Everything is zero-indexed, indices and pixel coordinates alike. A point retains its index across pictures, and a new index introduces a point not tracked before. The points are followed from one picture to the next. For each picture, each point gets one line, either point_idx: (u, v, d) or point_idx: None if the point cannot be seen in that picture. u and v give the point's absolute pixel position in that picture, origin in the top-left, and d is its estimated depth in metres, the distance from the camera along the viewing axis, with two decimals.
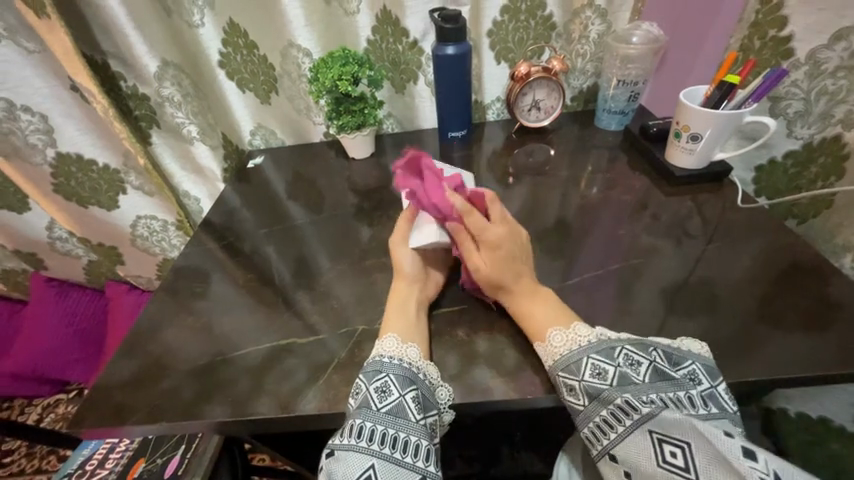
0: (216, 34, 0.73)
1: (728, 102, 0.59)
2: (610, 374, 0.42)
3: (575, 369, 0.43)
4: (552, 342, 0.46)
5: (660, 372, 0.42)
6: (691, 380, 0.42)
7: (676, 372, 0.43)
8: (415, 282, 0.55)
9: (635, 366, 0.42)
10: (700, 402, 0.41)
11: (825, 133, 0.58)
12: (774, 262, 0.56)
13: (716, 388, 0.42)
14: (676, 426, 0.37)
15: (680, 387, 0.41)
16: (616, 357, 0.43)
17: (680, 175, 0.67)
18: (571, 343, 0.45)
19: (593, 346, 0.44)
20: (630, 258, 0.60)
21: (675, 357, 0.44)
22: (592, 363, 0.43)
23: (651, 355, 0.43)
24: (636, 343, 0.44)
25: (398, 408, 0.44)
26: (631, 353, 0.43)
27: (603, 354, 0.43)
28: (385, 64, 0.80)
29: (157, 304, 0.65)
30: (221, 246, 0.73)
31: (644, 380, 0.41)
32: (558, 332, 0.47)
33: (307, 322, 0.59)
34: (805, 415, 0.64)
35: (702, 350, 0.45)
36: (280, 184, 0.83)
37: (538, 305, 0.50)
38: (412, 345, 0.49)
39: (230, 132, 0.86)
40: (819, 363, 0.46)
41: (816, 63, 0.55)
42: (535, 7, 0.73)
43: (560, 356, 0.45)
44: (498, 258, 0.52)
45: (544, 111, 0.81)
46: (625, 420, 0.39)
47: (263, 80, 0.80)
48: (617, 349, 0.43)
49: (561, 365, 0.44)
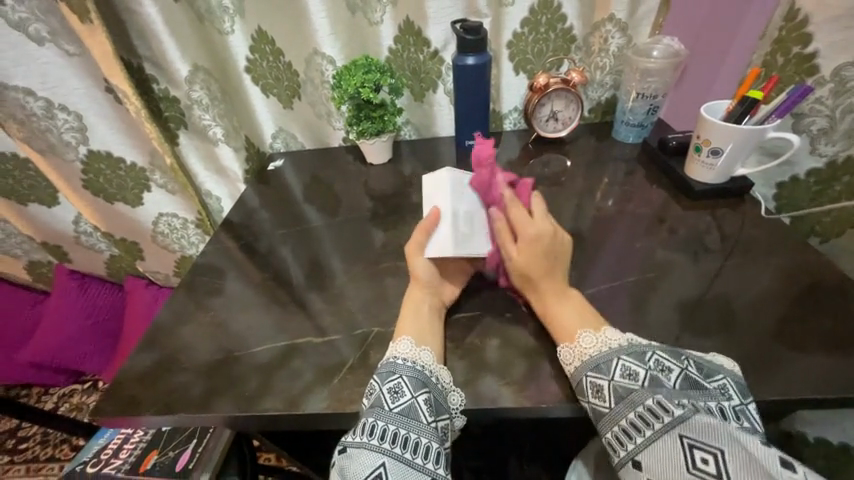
0: (244, 40, 0.76)
1: (750, 116, 0.59)
2: (641, 375, 0.42)
3: (605, 368, 0.43)
4: (581, 343, 0.46)
5: (691, 380, 0.41)
6: (722, 393, 0.41)
7: (708, 382, 0.42)
8: (430, 287, 0.56)
9: (667, 372, 0.42)
10: (732, 414, 0.39)
11: (850, 151, 0.55)
12: (793, 280, 0.55)
13: (747, 406, 0.41)
14: (710, 432, 0.37)
15: (711, 397, 0.40)
16: (647, 360, 0.43)
17: (699, 190, 0.66)
18: (601, 345, 0.45)
19: (624, 348, 0.44)
20: (645, 271, 0.59)
21: (706, 368, 0.43)
22: (623, 365, 0.43)
23: (682, 363, 0.43)
24: (668, 350, 0.44)
25: (410, 409, 0.44)
26: (663, 358, 0.43)
27: (634, 356, 0.43)
28: (405, 73, 0.81)
29: (177, 299, 0.67)
30: (239, 245, 0.75)
31: (676, 386, 0.41)
32: (588, 334, 0.46)
33: (320, 322, 0.60)
34: (824, 440, 0.62)
35: (734, 368, 0.44)
36: (298, 187, 0.85)
37: (567, 305, 0.50)
38: (425, 348, 0.49)
39: (252, 135, 0.88)
40: (840, 387, 0.44)
41: (841, 80, 0.53)
42: (556, 20, 0.74)
43: (589, 357, 0.45)
44: (532, 254, 0.52)
45: (561, 121, 0.81)
46: (655, 424, 0.39)
47: (287, 86, 0.82)
48: (648, 354, 0.43)
49: (590, 365, 0.44)
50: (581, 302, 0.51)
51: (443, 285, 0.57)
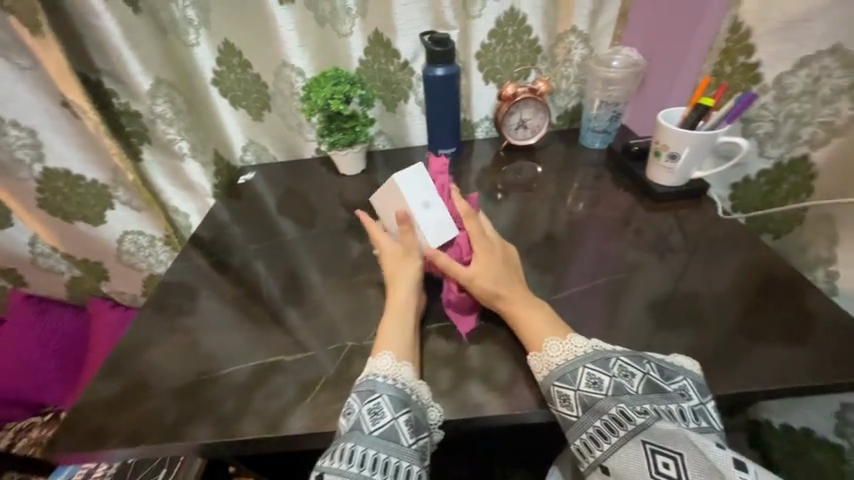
0: (211, 54, 0.75)
1: (704, 122, 0.63)
2: (605, 383, 0.43)
3: (570, 378, 0.44)
4: (549, 351, 0.46)
5: (653, 384, 0.43)
6: (682, 394, 0.43)
7: (668, 385, 0.43)
8: (417, 289, 0.55)
9: (630, 377, 0.43)
10: (691, 415, 0.41)
11: (793, 153, 0.59)
12: (752, 275, 0.58)
13: (705, 403, 0.43)
14: (670, 437, 0.38)
15: (672, 400, 0.42)
16: (611, 367, 0.44)
17: (660, 192, 0.70)
18: (567, 353, 0.45)
19: (589, 356, 0.45)
20: (615, 273, 0.61)
21: (667, 371, 0.44)
22: (588, 373, 0.44)
23: (644, 368, 0.44)
24: (630, 355, 0.45)
25: (390, 431, 0.43)
26: (626, 364, 0.44)
27: (598, 364, 0.44)
28: (376, 84, 0.82)
29: (145, 321, 0.64)
30: (210, 261, 0.73)
31: (639, 392, 0.42)
32: (555, 342, 0.47)
33: (296, 338, 0.59)
34: (790, 426, 0.63)
35: (693, 367, 0.45)
36: (272, 200, 0.83)
37: (535, 313, 0.50)
38: (406, 363, 0.48)
39: (222, 148, 0.86)
40: (796, 377, 0.47)
41: (782, 87, 0.57)
42: (522, 32, 0.77)
43: (556, 366, 0.45)
44: (494, 271, 0.53)
45: (530, 129, 0.83)
46: (619, 431, 0.40)
47: (256, 98, 0.81)
48: (612, 360, 0.44)
49: (557, 375, 0.45)
50: (546, 309, 0.51)
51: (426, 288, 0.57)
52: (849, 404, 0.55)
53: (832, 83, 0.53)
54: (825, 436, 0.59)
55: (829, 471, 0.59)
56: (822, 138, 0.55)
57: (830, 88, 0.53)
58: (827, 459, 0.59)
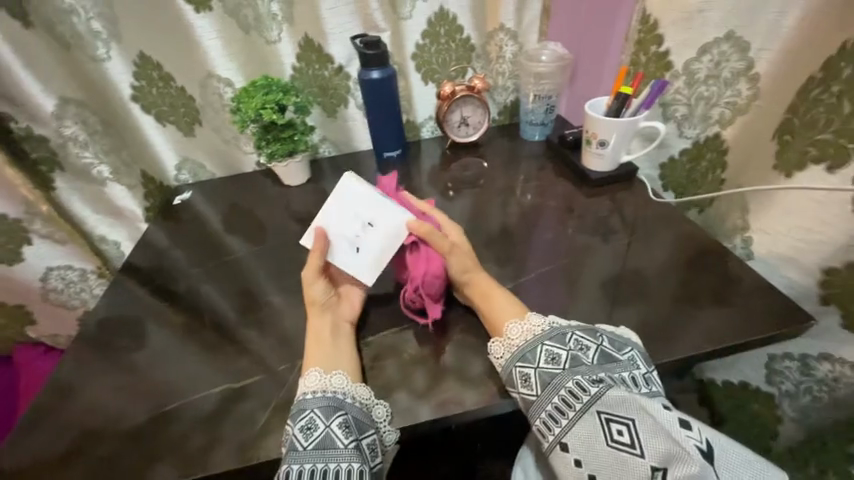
0: (126, 68, 0.69)
1: (626, 109, 0.67)
2: (563, 358, 0.45)
3: (531, 357, 0.46)
4: (510, 334, 0.49)
5: (606, 355, 0.45)
6: (633, 362, 0.45)
7: (621, 354, 0.45)
8: (326, 309, 0.55)
9: (585, 350, 0.45)
10: (642, 381, 0.43)
11: (707, 132, 0.63)
12: (685, 247, 0.63)
13: (652, 371, 0.45)
14: (622, 404, 0.39)
15: (624, 368, 0.44)
16: (568, 342, 0.46)
17: (595, 178, 0.73)
18: (527, 333, 0.48)
19: (547, 333, 0.47)
20: (563, 258, 0.64)
21: (618, 342, 0.47)
22: (547, 350, 0.46)
23: (598, 340, 0.46)
24: (585, 329, 0.48)
25: (326, 440, 0.43)
26: (581, 338, 0.46)
27: (556, 340, 0.47)
28: (312, 90, 0.79)
29: (86, 363, 0.58)
30: (151, 290, 0.67)
31: (593, 363, 0.44)
32: (515, 324, 0.49)
33: (250, 363, 0.56)
34: (729, 382, 0.68)
35: (639, 339, 0.48)
36: (215, 219, 0.79)
37: (497, 294, 0.53)
38: (337, 371, 0.48)
39: (151, 168, 0.80)
40: (729, 337, 0.51)
41: (691, 73, 0.61)
42: (454, 31, 0.78)
43: (517, 346, 0.47)
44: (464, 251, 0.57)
45: (472, 126, 0.84)
46: (575, 405, 0.41)
47: (184, 112, 0.76)
48: (568, 335, 0.47)
49: (518, 356, 0.47)
50: (508, 293, 0.54)
51: (342, 305, 0.57)
52: (774, 355, 0.60)
53: (730, 67, 0.57)
54: (760, 387, 0.64)
55: (767, 419, 0.63)
56: (729, 116, 0.60)
57: (729, 72, 0.58)
58: (764, 408, 0.63)
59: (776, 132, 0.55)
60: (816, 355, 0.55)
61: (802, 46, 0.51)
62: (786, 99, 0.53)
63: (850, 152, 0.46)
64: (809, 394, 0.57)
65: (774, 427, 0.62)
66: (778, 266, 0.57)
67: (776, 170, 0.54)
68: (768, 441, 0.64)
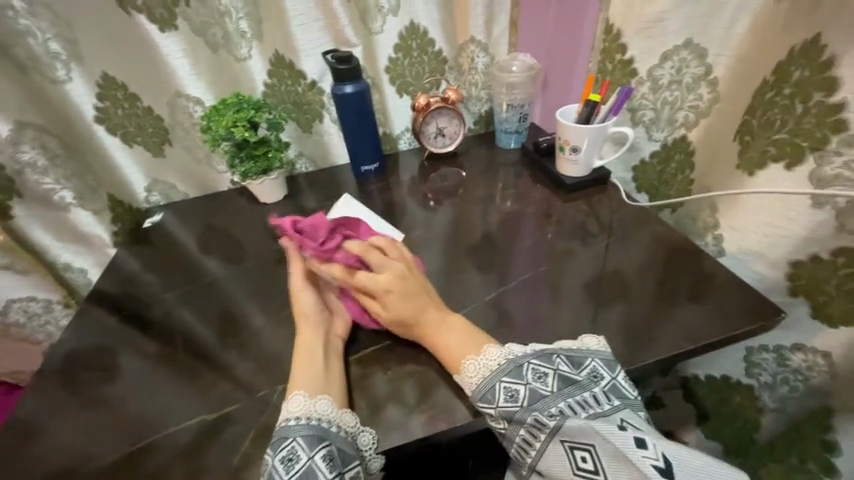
0: (89, 89, 0.67)
1: (596, 116, 0.68)
2: (521, 394, 0.44)
3: (490, 397, 0.45)
4: (467, 372, 0.47)
5: (564, 378, 0.45)
6: (593, 378, 0.45)
7: (580, 373, 0.45)
8: (317, 318, 0.55)
9: (543, 378, 0.45)
10: (604, 397, 0.43)
11: (674, 135, 0.66)
12: (661, 247, 0.64)
13: (616, 378, 0.45)
14: (580, 433, 0.39)
15: (584, 388, 0.44)
16: (524, 373, 0.45)
17: (570, 183, 0.74)
18: (483, 371, 0.46)
19: (502, 368, 0.46)
20: (544, 263, 0.64)
21: (576, 359, 0.46)
22: (504, 387, 0.45)
23: (554, 364, 0.46)
24: (540, 355, 0.47)
25: (308, 472, 0.41)
26: (537, 366, 0.46)
27: (512, 375, 0.45)
28: (286, 106, 0.79)
29: (55, 399, 0.55)
30: (122, 318, 0.64)
31: (553, 390, 0.44)
32: (471, 360, 0.47)
33: (227, 390, 0.53)
34: (712, 376, 0.69)
35: (599, 345, 0.48)
36: (189, 240, 0.76)
37: (448, 331, 0.50)
38: (322, 396, 0.46)
39: (118, 191, 0.77)
40: (707, 334, 0.52)
41: (654, 79, 0.64)
42: (426, 44, 0.79)
43: (476, 385, 0.46)
44: (398, 298, 0.51)
45: (448, 136, 0.85)
46: (540, 436, 0.41)
47: (153, 133, 0.74)
48: (524, 366, 0.46)
49: (477, 396, 0.45)
50: (463, 325, 0.51)
51: (334, 320, 0.56)
52: (752, 348, 0.61)
53: (691, 73, 0.60)
54: (740, 380, 0.65)
55: (748, 410, 0.65)
56: (693, 120, 0.62)
57: (691, 77, 0.60)
58: (745, 399, 0.65)
59: (736, 133, 0.57)
60: (791, 345, 0.57)
61: (755, 51, 0.53)
62: (744, 103, 0.55)
63: (805, 151, 0.48)
64: (786, 385, 0.59)
65: (756, 418, 0.64)
66: (749, 261, 0.58)
67: (740, 169, 0.56)
68: (752, 433, 0.65)
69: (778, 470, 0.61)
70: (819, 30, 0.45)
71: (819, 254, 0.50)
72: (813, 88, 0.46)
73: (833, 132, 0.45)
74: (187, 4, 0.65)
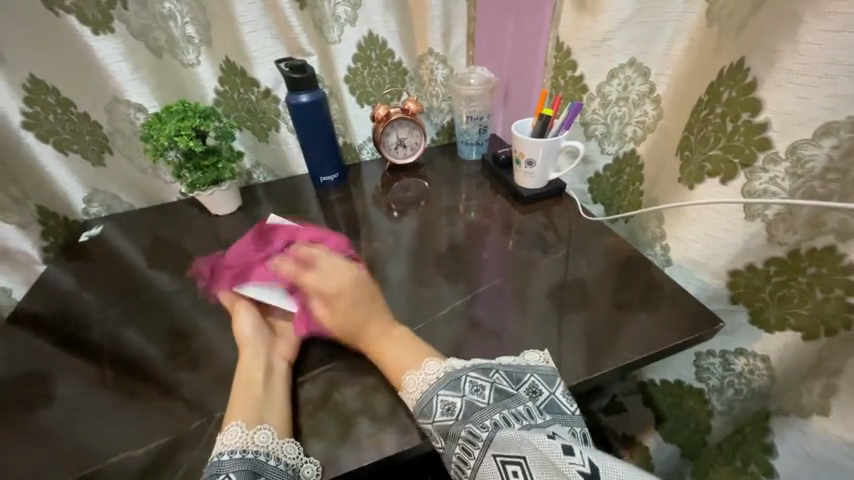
0: (14, 93, 0.61)
1: (549, 130, 0.70)
2: (457, 406, 0.43)
3: (427, 411, 0.43)
4: (408, 387, 0.46)
5: (502, 391, 0.44)
6: (530, 393, 0.45)
7: (517, 387, 0.45)
8: (258, 345, 0.52)
9: (480, 391, 0.44)
10: (536, 412, 0.43)
11: (624, 149, 0.68)
12: (616, 256, 0.66)
13: (553, 393, 0.45)
14: (512, 444, 0.39)
15: (518, 402, 0.43)
16: (462, 386, 0.44)
17: (527, 195, 0.76)
18: (423, 383, 0.45)
19: (441, 381, 0.45)
20: (505, 274, 0.64)
21: (515, 374, 0.46)
22: (441, 400, 0.43)
23: (492, 377, 0.45)
24: (478, 368, 0.46)
25: None
26: (475, 378, 0.45)
27: (450, 387, 0.44)
28: (240, 114, 0.76)
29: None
30: (52, 340, 0.59)
31: (489, 403, 0.43)
32: (412, 375, 0.46)
33: (163, 420, 0.49)
34: (667, 381, 0.71)
35: (540, 361, 0.48)
36: (133, 254, 0.71)
37: (391, 343, 0.50)
38: (262, 426, 0.43)
39: (51, 202, 0.71)
40: (658, 341, 0.53)
41: (604, 95, 0.67)
42: (385, 55, 0.78)
43: (415, 401, 0.45)
44: (344, 301, 0.53)
45: (409, 147, 0.84)
46: (474, 451, 0.40)
47: (91, 140, 0.70)
48: (462, 378, 0.45)
49: (416, 411, 0.44)
50: (408, 337, 0.51)
51: (276, 342, 0.54)
52: (700, 353, 0.64)
53: (637, 90, 0.63)
54: (692, 384, 0.67)
55: (700, 414, 0.67)
56: (641, 134, 0.65)
57: (636, 94, 0.63)
58: (697, 403, 0.67)
59: (678, 148, 0.60)
60: (734, 350, 0.59)
61: (692, 71, 0.56)
62: (684, 120, 0.58)
63: (737, 167, 0.51)
64: (732, 388, 0.61)
65: (707, 421, 0.66)
66: (694, 271, 0.61)
67: (682, 183, 0.59)
68: (704, 435, 0.67)
69: (728, 472, 0.64)
70: (744, 54, 0.48)
71: (753, 264, 0.53)
72: (740, 108, 0.49)
73: (759, 149, 0.48)
74: (124, 7, 0.61)
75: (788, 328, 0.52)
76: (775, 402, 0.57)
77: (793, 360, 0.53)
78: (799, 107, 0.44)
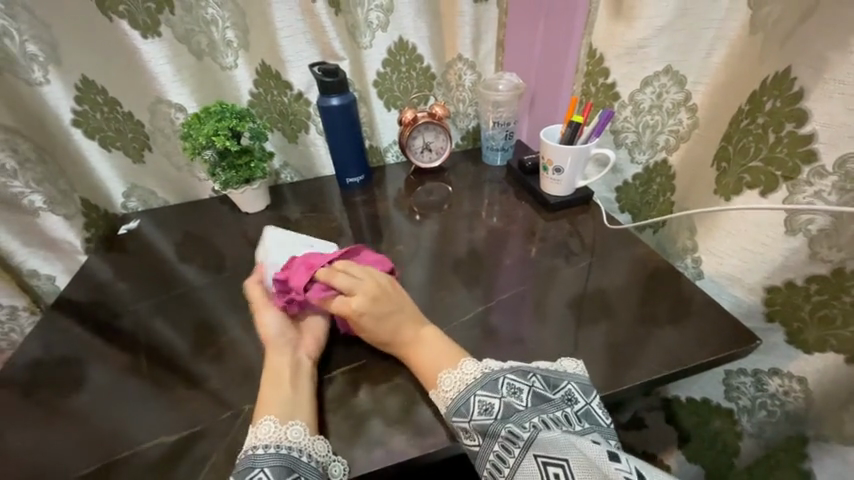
0: (67, 92, 0.65)
1: (579, 137, 0.69)
2: (495, 407, 0.43)
3: (464, 409, 0.43)
4: (443, 386, 0.46)
5: (539, 395, 0.44)
6: (568, 400, 0.44)
7: (554, 393, 0.45)
8: (287, 345, 0.52)
9: (518, 393, 0.44)
10: (576, 419, 0.43)
11: (655, 158, 0.67)
12: (643, 267, 0.64)
13: (590, 403, 0.45)
14: (555, 445, 0.38)
15: (557, 407, 0.43)
16: (500, 388, 0.44)
17: (553, 202, 0.75)
18: (460, 383, 0.45)
19: (479, 382, 0.45)
20: (528, 282, 0.64)
21: (553, 379, 0.46)
22: (479, 400, 0.44)
23: (530, 380, 0.45)
24: (516, 371, 0.46)
25: None
26: (513, 381, 0.45)
27: (488, 388, 0.44)
28: (272, 116, 0.79)
29: (13, 411, 0.52)
30: (90, 327, 0.62)
31: (527, 406, 0.43)
32: (447, 374, 0.46)
33: (187, 411, 0.50)
34: (693, 399, 0.69)
35: (576, 368, 0.48)
36: (166, 248, 0.74)
37: (423, 346, 0.50)
38: (295, 421, 0.44)
39: (93, 195, 0.75)
40: (687, 358, 0.51)
41: (636, 103, 0.65)
42: (414, 60, 0.80)
43: (451, 400, 0.44)
44: (372, 319, 0.51)
45: (435, 151, 0.85)
46: (514, 450, 0.39)
47: (133, 138, 0.73)
48: (500, 380, 0.45)
49: (452, 410, 0.44)
50: (438, 337, 0.51)
51: (303, 338, 0.54)
52: (730, 371, 0.62)
53: (671, 98, 0.61)
54: (720, 403, 0.65)
55: (728, 435, 0.64)
56: (673, 143, 0.64)
57: (670, 102, 0.62)
58: (724, 423, 0.65)
59: (714, 159, 0.58)
60: (768, 370, 0.57)
61: (732, 81, 0.55)
62: (722, 129, 0.56)
63: (779, 179, 0.49)
64: (764, 409, 0.59)
65: (736, 443, 0.63)
66: (726, 285, 0.59)
67: (718, 194, 0.57)
68: (731, 458, 0.64)
69: None
70: (790, 63, 0.46)
71: (793, 280, 0.51)
72: (784, 119, 0.47)
73: (805, 162, 0.46)
74: (172, 12, 0.65)
75: (829, 350, 0.50)
76: (812, 427, 0.54)
77: (832, 384, 0.50)
78: (850, 118, 0.42)
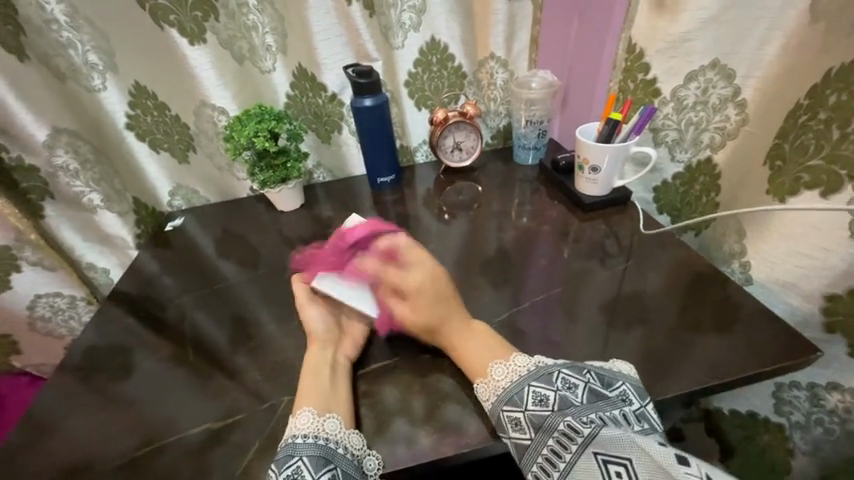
0: (122, 97, 0.70)
1: (617, 135, 0.67)
2: (551, 399, 0.42)
3: (518, 399, 0.43)
4: (494, 375, 0.46)
5: (595, 393, 0.43)
6: (623, 399, 0.43)
7: (610, 391, 0.44)
8: (329, 343, 0.53)
9: (573, 388, 0.43)
10: (634, 418, 0.41)
11: (699, 156, 0.64)
12: (684, 270, 0.62)
13: (646, 406, 0.43)
14: (616, 443, 0.37)
15: (614, 405, 0.42)
16: (555, 381, 0.44)
17: (588, 202, 0.73)
18: (512, 374, 0.45)
19: (532, 374, 0.45)
20: (561, 284, 0.62)
21: (607, 378, 0.45)
22: (534, 391, 0.43)
23: (585, 377, 0.44)
24: (571, 366, 0.45)
25: None
26: (568, 376, 0.44)
27: (542, 381, 0.44)
28: (307, 117, 0.81)
29: (74, 394, 0.56)
30: (139, 317, 0.66)
31: (583, 402, 0.42)
32: (499, 364, 0.47)
33: (227, 401, 0.53)
34: (737, 411, 0.65)
35: (630, 371, 0.47)
36: (208, 244, 0.78)
37: (473, 336, 0.51)
38: (331, 415, 0.45)
39: (142, 194, 0.80)
40: (734, 369, 0.48)
41: (679, 99, 0.62)
42: (446, 59, 0.80)
43: (503, 389, 0.45)
44: (424, 298, 0.52)
45: (465, 151, 0.85)
46: (571, 446, 0.39)
47: (179, 140, 0.77)
48: (555, 374, 0.44)
49: (505, 398, 0.44)
50: (486, 331, 0.52)
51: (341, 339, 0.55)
52: (781, 384, 0.58)
53: (718, 93, 0.58)
54: (768, 417, 0.61)
55: (778, 451, 0.60)
56: (719, 141, 0.60)
57: (717, 98, 0.58)
58: (774, 438, 0.61)
59: (767, 156, 0.55)
60: (825, 384, 0.53)
61: (789, 74, 0.51)
62: (775, 125, 0.53)
63: (842, 179, 0.46)
64: (821, 426, 0.55)
65: (787, 460, 0.60)
66: (778, 292, 0.56)
67: (770, 195, 0.54)
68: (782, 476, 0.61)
69: None
70: None
71: None
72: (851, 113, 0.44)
73: None
74: (216, 19, 0.68)
75: None
76: None
77: None
78: None
